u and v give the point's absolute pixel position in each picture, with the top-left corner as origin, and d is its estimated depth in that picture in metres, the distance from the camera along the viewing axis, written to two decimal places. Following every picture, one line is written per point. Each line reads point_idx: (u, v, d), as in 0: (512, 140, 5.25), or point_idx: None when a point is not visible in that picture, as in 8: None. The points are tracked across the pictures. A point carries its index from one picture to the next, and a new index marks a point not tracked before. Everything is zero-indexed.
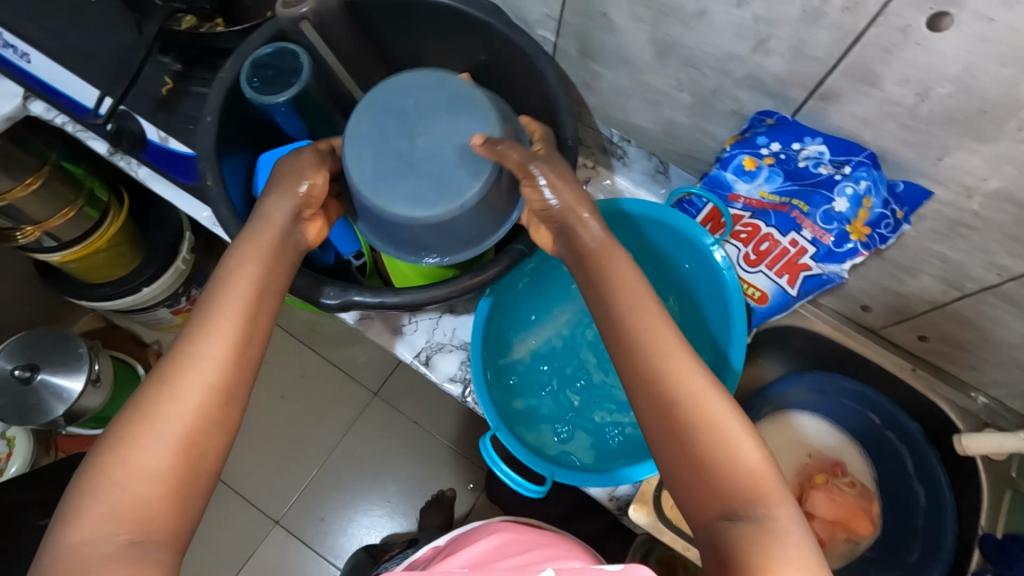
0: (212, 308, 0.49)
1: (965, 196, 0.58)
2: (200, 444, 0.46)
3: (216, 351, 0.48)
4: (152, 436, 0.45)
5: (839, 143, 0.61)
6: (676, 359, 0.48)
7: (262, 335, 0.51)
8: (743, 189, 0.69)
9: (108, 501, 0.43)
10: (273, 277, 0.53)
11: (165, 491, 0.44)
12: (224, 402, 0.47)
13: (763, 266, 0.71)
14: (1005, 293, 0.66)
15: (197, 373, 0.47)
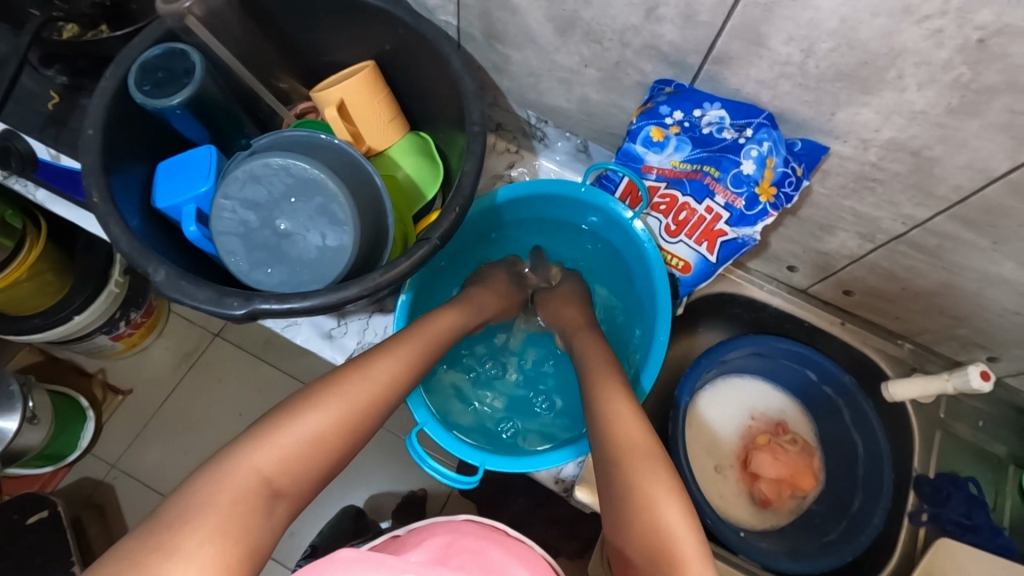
0: (366, 366, 0.58)
1: (862, 148, 0.59)
2: (349, 443, 0.54)
3: (394, 374, 0.59)
4: (326, 413, 0.53)
5: (735, 105, 0.62)
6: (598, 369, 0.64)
7: (383, 410, 0.57)
8: (654, 160, 0.69)
9: (284, 446, 0.50)
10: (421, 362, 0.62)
11: (314, 463, 0.51)
12: (375, 418, 0.56)
13: (683, 236, 0.71)
14: (914, 242, 0.67)
15: (376, 383, 0.57)
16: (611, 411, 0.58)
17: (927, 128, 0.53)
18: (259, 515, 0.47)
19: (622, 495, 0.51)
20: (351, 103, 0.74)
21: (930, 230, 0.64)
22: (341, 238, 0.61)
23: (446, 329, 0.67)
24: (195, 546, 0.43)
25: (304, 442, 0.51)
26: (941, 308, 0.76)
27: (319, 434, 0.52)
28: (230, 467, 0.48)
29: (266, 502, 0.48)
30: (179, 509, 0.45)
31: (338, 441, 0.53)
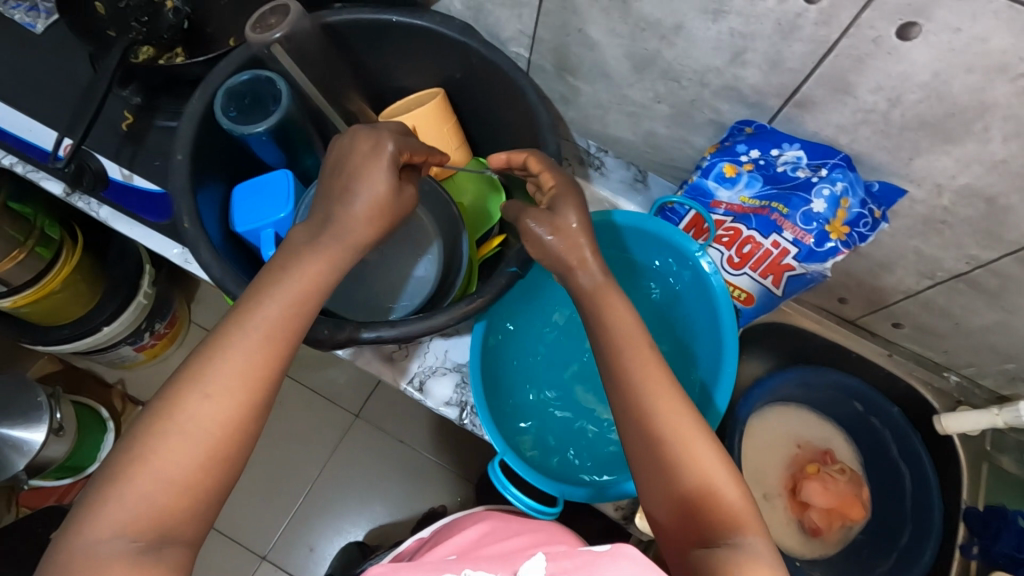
0: (208, 358, 0.46)
1: (936, 193, 0.61)
2: (219, 457, 0.45)
3: (247, 365, 0.47)
4: (173, 437, 0.44)
5: (813, 147, 0.64)
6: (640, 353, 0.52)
7: (256, 404, 0.47)
8: (724, 196, 0.70)
9: (133, 493, 0.43)
10: (280, 331, 0.48)
11: (180, 498, 0.44)
12: (252, 415, 0.47)
13: (747, 269, 0.72)
14: (975, 282, 0.69)
15: (223, 379, 0.46)
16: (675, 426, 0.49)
17: (1006, 177, 0.55)
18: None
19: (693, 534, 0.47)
20: (423, 131, 0.75)
21: (993, 272, 0.66)
22: (427, 267, 0.66)
23: (309, 277, 0.50)
24: None
25: (152, 481, 0.43)
26: (992, 345, 0.77)
27: (173, 464, 0.44)
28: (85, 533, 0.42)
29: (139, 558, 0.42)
30: None
31: (209, 459, 0.45)
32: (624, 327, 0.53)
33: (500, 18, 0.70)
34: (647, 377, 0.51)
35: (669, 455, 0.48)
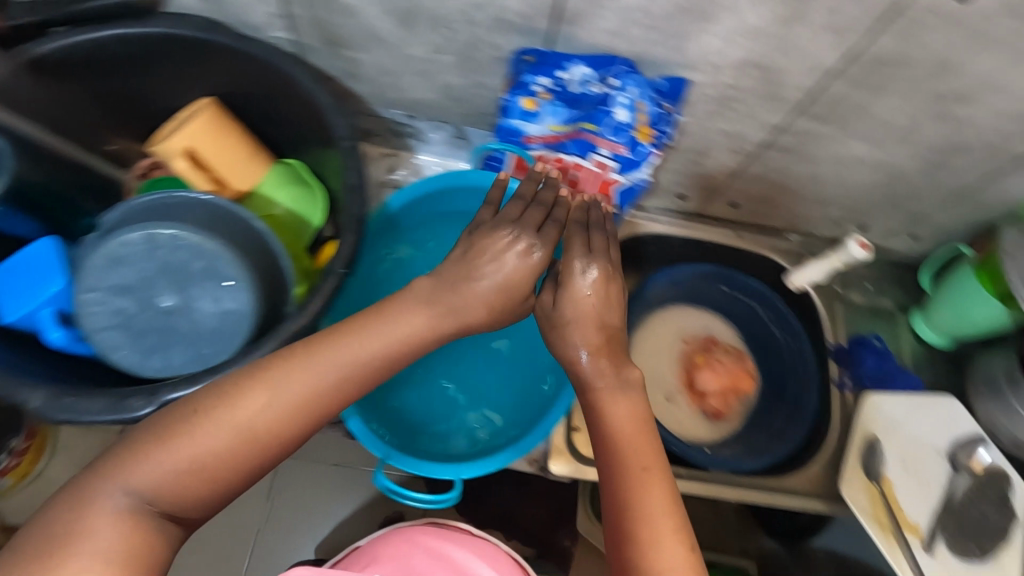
0: (279, 373, 0.44)
1: (716, 73, 0.62)
2: (256, 457, 0.43)
3: (306, 392, 0.45)
4: (208, 432, 0.41)
5: (599, 59, 0.63)
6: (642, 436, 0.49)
7: (302, 433, 0.45)
8: (534, 130, 0.67)
9: (149, 471, 0.40)
10: (357, 374, 0.47)
11: (188, 490, 0.41)
12: (302, 431, 0.45)
13: (581, 196, 0.71)
14: (779, 145, 0.73)
15: (291, 389, 0.45)
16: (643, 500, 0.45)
17: (766, 41, 0.58)
18: (128, 532, 0.39)
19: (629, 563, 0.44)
20: (202, 148, 0.67)
21: (790, 132, 0.70)
22: (238, 299, 0.57)
23: (406, 327, 0.50)
24: None
25: (177, 464, 0.41)
26: (813, 196, 0.84)
27: (214, 453, 0.41)
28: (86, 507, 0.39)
29: (145, 520, 0.40)
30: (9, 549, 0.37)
31: (221, 468, 0.42)
32: (617, 425, 0.50)
33: (243, 4, 0.63)
34: (635, 450, 0.48)
35: (623, 533, 0.45)
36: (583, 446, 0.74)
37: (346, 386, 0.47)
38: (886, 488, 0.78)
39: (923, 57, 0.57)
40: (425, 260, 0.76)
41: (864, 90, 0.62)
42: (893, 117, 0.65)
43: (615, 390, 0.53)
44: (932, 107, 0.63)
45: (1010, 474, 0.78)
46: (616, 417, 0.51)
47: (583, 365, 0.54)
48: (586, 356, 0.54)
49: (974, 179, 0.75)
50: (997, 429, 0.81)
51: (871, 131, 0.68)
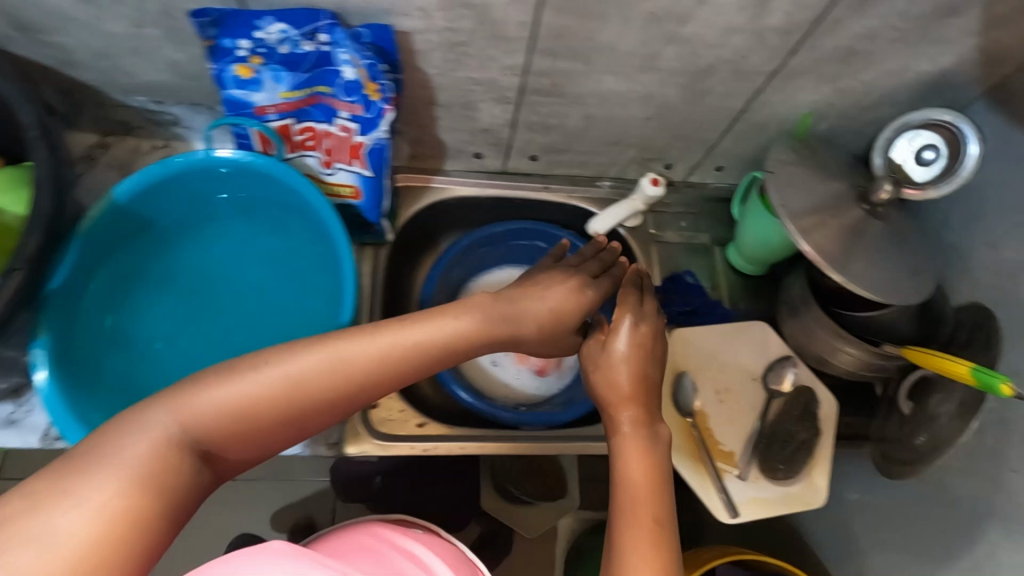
0: (353, 342, 0.49)
1: (427, 16, 0.60)
2: (304, 410, 0.46)
3: (371, 358, 0.49)
4: (272, 377, 0.45)
5: (292, 16, 0.58)
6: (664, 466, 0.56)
7: (342, 407, 0.48)
8: (262, 100, 0.64)
9: (209, 401, 0.43)
10: (466, 339, 0.54)
11: (235, 433, 0.44)
12: (322, 413, 0.47)
13: (337, 163, 0.70)
14: (536, 88, 0.71)
15: (352, 353, 0.48)
16: (632, 538, 0.50)
17: None
18: (162, 467, 0.41)
19: (637, 513, 0.51)
20: None
21: (538, 72, 0.69)
22: None
23: (446, 326, 0.53)
24: (65, 509, 0.36)
25: (199, 427, 0.43)
26: (601, 138, 0.82)
27: (302, 373, 0.46)
28: (198, 392, 0.44)
29: (183, 458, 0.42)
30: (101, 434, 0.40)
31: (194, 452, 0.43)
32: (635, 474, 0.54)
33: None
34: (645, 477, 0.54)
35: (632, 501, 0.53)
36: (382, 424, 0.74)
37: (456, 341, 0.54)
38: (698, 422, 0.79)
39: None
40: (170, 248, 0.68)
41: (581, 19, 0.60)
42: (626, 45, 0.64)
43: (643, 449, 0.56)
44: (657, 31, 0.62)
45: (814, 389, 0.80)
46: (632, 451, 0.56)
47: (630, 439, 0.57)
48: (626, 433, 0.57)
49: (740, 102, 0.75)
50: (803, 349, 0.82)
51: (615, 63, 0.67)
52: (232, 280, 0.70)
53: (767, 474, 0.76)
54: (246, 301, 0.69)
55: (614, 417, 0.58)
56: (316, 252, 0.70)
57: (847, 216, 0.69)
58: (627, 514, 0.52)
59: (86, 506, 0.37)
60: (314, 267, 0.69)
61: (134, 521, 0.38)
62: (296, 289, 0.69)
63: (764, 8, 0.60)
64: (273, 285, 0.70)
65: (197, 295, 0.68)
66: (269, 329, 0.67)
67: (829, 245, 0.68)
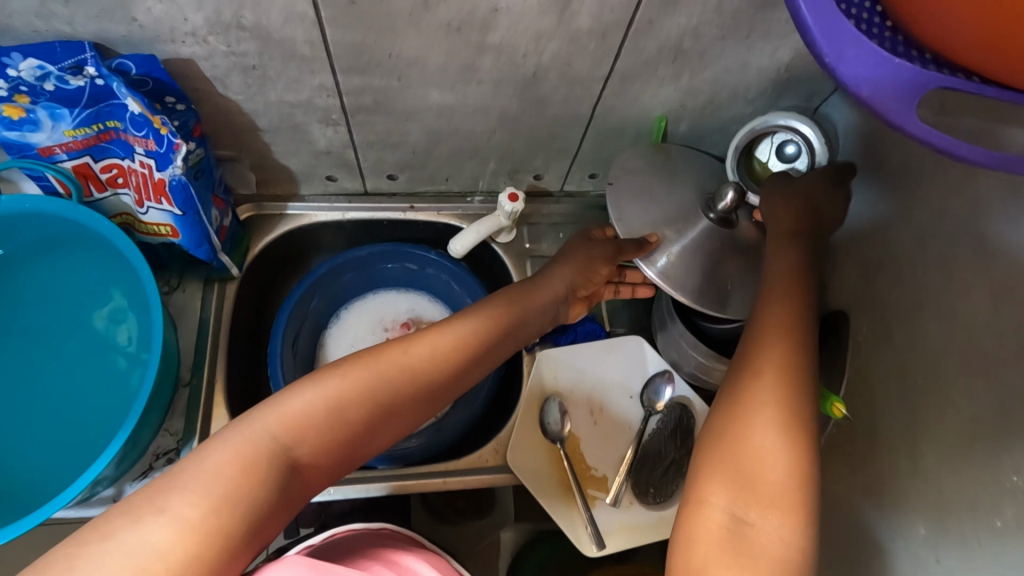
0: (462, 322, 0.62)
1: (204, 41, 0.55)
2: (380, 410, 0.52)
3: (445, 350, 0.58)
4: (350, 375, 0.51)
5: (46, 50, 0.53)
6: (765, 355, 0.52)
7: (433, 386, 0.56)
8: (44, 140, 0.59)
9: (300, 401, 0.48)
10: (490, 336, 0.63)
11: (335, 429, 0.49)
12: (399, 405, 0.53)
13: (147, 201, 0.64)
14: (360, 108, 0.67)
15: (419, 355, 0.56)
16: (753, 429, 0.48)
17: None
18: (269, 475, 0.44)
19: (750, 396, 0.50)
20: None
21: (353, 91, 0.64)
22: None
23: (474, 318, 0.63)
24: (191, 506, 0.40)
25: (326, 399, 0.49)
26: (454, 152, 0.78)
27: (353, 386, 0.51)
28: (269, 408, 0.47)
29: (286, 463, 0.45)
30: (201, 459, 0.43)
31: (323, 419, 0.48)
32: (770, 319, 0.55)
33: None
34: (763, 333, 0.54)
35: (762, 373, 0.51)
36: None
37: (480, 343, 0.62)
38: (569, 447, 0.75)
39: None
40: None
41: (374, 34, 0.56)
42: (436, 57, 0.60)
43: (782, 301, 0.56)
44: (465, 42, 0.58)
45: (691, 406, 0.75)
46: (771, 329, 0.54)
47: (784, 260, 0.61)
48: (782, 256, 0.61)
49: (586, 109, 0.71)
50: (681, 363, 0.79)
51: (433, 77, 0.62)
52: (32, 330, 0.64)
53: (639, 499, 0.72)
54: (54, 350, 0.64)
55: (761, 302, 0.58)
56: (128, 292, 0.65)
57: (694, 231, 0.66)
58: (745, 384, 0.51)
59: (178, 518, 0.40)
60: (127, 307, 0.65)
61: (229, 533, 0.41)
62: (108, 333, 0.64)
63: (568, 12, 0.55)
64: (81, 330, 0.64)
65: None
66: (88, 367, 0.63)
67: (671, 267, 0.64)
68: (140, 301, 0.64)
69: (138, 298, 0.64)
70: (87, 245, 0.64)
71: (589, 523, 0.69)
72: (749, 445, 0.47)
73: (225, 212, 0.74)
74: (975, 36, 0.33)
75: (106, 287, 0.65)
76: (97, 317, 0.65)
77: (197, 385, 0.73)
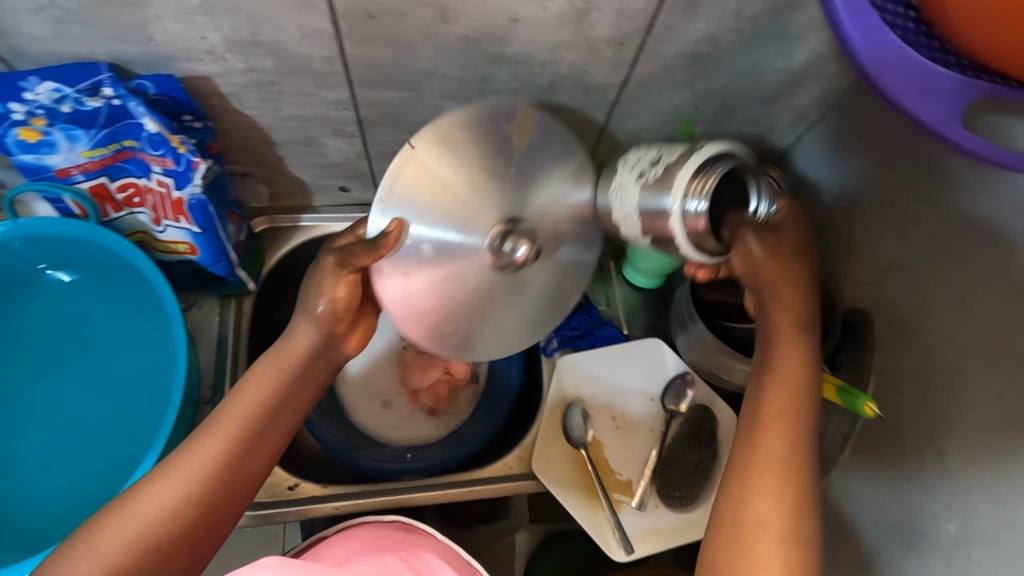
0: (237, 395, 0.52)
1: (221, 58, 0.54)
2: (234, 469, 0.49)
3: (274, 390, 0.53)
4: (196, 452, 0.48)
5: (61, 72, 0.53)
6: (788, 368, 0.51)
7: (279, 422, 0.53)
8: (61, 162, 0.58)
9: (149, 503, 0.44)
10: (287, 400, 0.53)
11: (201, 506, 0.46)
12: (256, 454, 0.50)
13: (165, 220, 0.64)
14: (375, 120, 0.66)
15: (254, 401, 0.52)
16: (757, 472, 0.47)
17: (229, 17, 0.50)
18: None
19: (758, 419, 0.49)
20: None
21: (368, 105, 0.63)
22: None
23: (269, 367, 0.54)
24: None
25: (190, 478, 0.46)
26: None
27: (204, 461, 0.47)
28: (113, 524, 0.43)
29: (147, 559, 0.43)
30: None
31: (196, 500, 0.46)
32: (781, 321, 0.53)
33: None
34: (768, 343, 0.53)
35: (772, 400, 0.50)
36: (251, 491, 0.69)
37: (277, 412, 0.53)
38: (593, 452, 0.74)
39: (407, 3, 0.51)
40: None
41: (390, 49, 0.55)
42: (451, 70, 0.59)
43: (774, 266, 0.53)
44: (480, 53, 0.57)
45: (713, 406, 0.76)
46: (788, 341, 0.52)
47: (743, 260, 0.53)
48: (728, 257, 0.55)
49: (601, 114, 0.70)
50: (699, 363, 0.78)
51: (448, 89, 0.62)
52: (50, 357, 0.62)
53: (665, 501, 0.72)
54: (67, 377, 0.62)
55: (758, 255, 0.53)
56: (150, 326, 0.64)
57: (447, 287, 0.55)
58: (751, 418, 0.50)
59: None
60: (149, 341, 0.64)
61: None
62: (125, 365, 0.63)
63: (586, 21, 0.55)
64: (100, 360, 0.63)
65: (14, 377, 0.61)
66: (111, 378, 0.62)
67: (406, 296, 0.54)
68: (157, 305, 0.63)
69: (160, 332, 0.63)
70: (100, 258, 0.63)
71: (617, 526, 0.70)
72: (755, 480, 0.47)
73: (240, 228, 0.73)
74: (995, 47, 0.36)
75: (122, 298, 0.64)
76: (116, 326, 0.64)
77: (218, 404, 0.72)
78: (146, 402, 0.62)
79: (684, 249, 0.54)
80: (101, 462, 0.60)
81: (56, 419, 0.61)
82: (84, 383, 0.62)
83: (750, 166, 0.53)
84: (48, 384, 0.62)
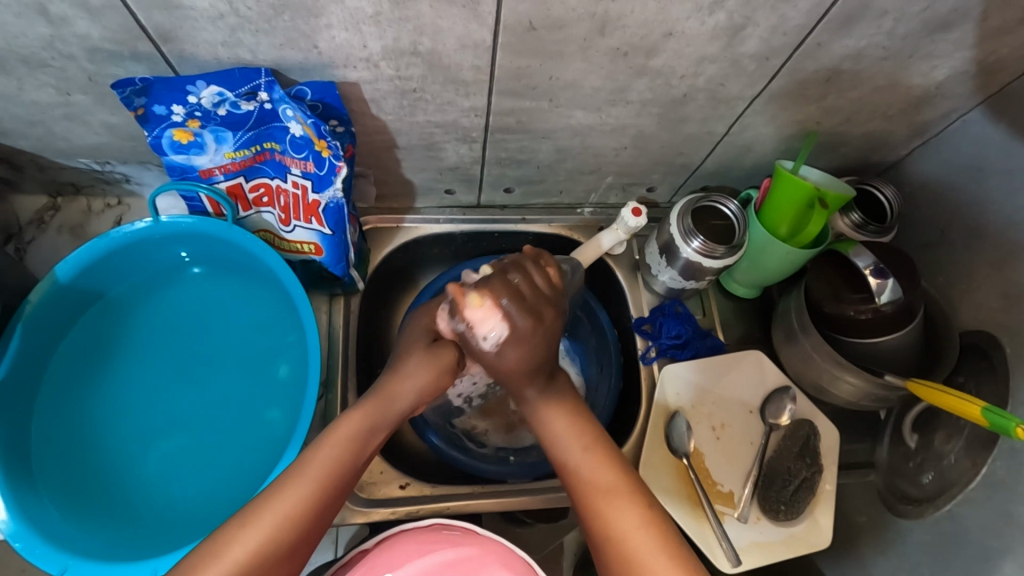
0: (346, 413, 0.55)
1: (375, 66, 0.55)
2: (328, 497, 0.51)
3: (368, 411, 0.56)
4: (306, 477, 0.51)
5: (225, 77, 0.53)
6: (590, 425, 0.58)
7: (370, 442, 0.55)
8: (206, 162, 0.60)
9: (240, 548, 0.47)
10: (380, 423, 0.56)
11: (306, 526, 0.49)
12: (347, 474, 0.53)
13: (295, 221, 0.65)
14: (500, 127, 0.67)
15: (345, 424, 0.54)
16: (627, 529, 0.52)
17: (396, 26, 0.50)
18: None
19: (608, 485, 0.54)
20: None
21: (499, 113, 0.64)
22: None
23: (400, 392, 0.57)
24: None
25: (288, 512, 0.49)
26: (577, 168, 0.77)
27: (308, 485, 0.50)
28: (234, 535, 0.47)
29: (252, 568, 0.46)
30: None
31: (271, 556, 0.47)
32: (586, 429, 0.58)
33: None
34: (593, 443, 0.57)
35: (606, 467, 0.55)
36: (365, 487, 0.71)
37: (373, 434, 0.56)
38: (694, 462, 0.74)
39: (570, 15, 0.50)
40: (138, 341, 0.65)
41: (540, 60, 0.56)
42: (592, 81, 0.59)
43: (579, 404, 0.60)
44: (626, 65, 0.57)
45: (814, 420, 0.77)
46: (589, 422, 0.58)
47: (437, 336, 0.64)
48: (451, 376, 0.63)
49: (722, 126, 0.70)
50: (801, 376, 0.78)
51: (582, 99, 0.62)
52: (188, 347, 0.66)
53: (768, 515, 0.72)
54: (206, 372, 0.65)
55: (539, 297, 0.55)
56: (283, 317, 0.66)
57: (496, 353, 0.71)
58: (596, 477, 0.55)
59: None
60: (282, 333, 0.66)
61: None
62: (258, 359, 0.66)
63: (739, 36, 0.55)
64: (234, 354, 0.66)
65: (155, 373, 0.65)
66: (246, 371, 0.65)
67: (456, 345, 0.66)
68: (286, 299, 0.66)
69: (294, 326, 0.66)
70: (232, 257, 0.67)
71: (723, 540, 0.69)
72: (631, 530, 0.52)
73: (356, 229, 0.74)
74: None
75: (252, 294, 0.67)
76: (249, 320, 0.67)
77: (331, 399, 0.73)
78: (280, 392, 0.64)
79: (713, 265, 0.73)
80: (241, 452, 0.62)
81: (196, 413, 0.64)
82: (225, 375, 0.65)
83: (700, 199, 0.74)
84: (186, 378, 0.65)
